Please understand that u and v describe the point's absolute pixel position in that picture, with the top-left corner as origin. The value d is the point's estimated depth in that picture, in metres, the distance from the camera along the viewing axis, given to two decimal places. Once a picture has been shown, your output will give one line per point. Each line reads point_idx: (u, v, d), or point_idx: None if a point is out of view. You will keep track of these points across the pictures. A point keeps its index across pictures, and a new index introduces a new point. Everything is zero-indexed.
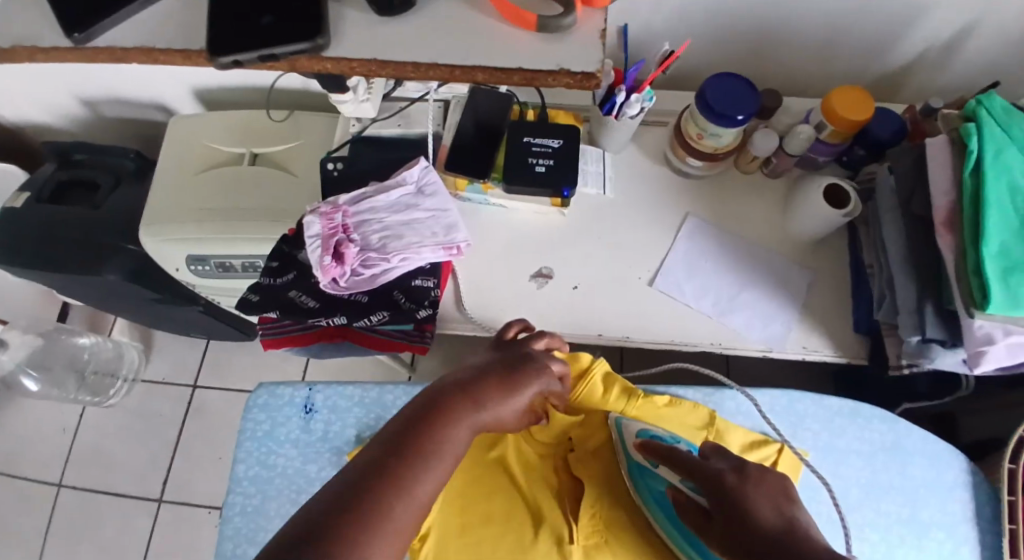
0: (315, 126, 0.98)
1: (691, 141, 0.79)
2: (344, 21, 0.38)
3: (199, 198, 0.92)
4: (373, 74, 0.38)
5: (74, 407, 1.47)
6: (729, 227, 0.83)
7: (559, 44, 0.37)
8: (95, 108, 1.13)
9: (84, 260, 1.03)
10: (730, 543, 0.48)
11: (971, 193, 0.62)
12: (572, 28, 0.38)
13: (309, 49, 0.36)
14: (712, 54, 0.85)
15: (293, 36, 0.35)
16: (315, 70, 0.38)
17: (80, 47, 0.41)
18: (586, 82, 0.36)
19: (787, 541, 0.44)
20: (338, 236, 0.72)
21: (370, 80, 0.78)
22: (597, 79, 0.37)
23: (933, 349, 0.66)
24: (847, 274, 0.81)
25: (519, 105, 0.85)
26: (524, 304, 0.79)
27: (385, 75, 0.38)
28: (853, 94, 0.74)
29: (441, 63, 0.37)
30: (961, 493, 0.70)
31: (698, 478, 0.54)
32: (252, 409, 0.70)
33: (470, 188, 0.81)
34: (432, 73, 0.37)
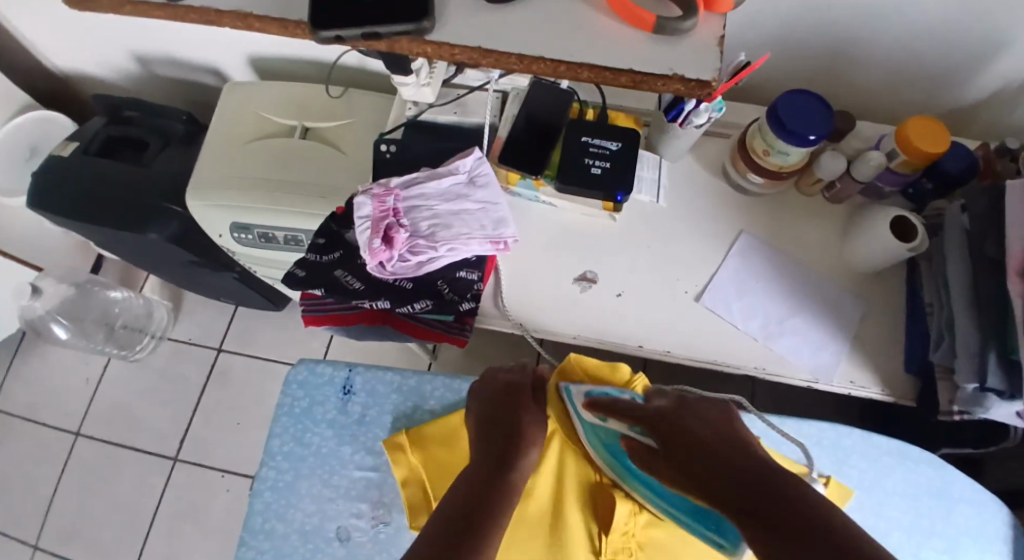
0: (368, 106, 0.97)
1: (756, 157, 0.77)
2: (446, 3, 0.36)
3: (248, 166, 0.92)
4: (474, 62, 0.36)
5: (100, 359, 1.50)
6: (785, 250, 0.81)
7: (674, 48, 0.35)
8: (152, 67, 1.14)
9: (129, 216, 1.03)
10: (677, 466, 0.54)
11: None
12: (690, 32, 0.35)
13: (415, 31, 0.34)
14: (783, 69, 0.82)
15: (397, 16, 0.34)
16: (414, 54, 0.36)
17: (172, 6, 0.40)
18: (702, 90, 0.34)
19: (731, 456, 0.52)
20: (388, 220, 0.71)
21: (433, 64, 0.76)
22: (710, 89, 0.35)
23: (989, 399, 0.64)
24: (902, 310, 0.78)
25: (579, 103, 0.84)
26: (566, 307, 0.78)
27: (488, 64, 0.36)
28: (930, 124, 0.71)
29: (546, 56, 0.35)
30: (1003, 548, 0.68)
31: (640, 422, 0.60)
32: (291, 384, 0.70)
33: (522, 183, 0.80)
34: (533, 67, 0.36)
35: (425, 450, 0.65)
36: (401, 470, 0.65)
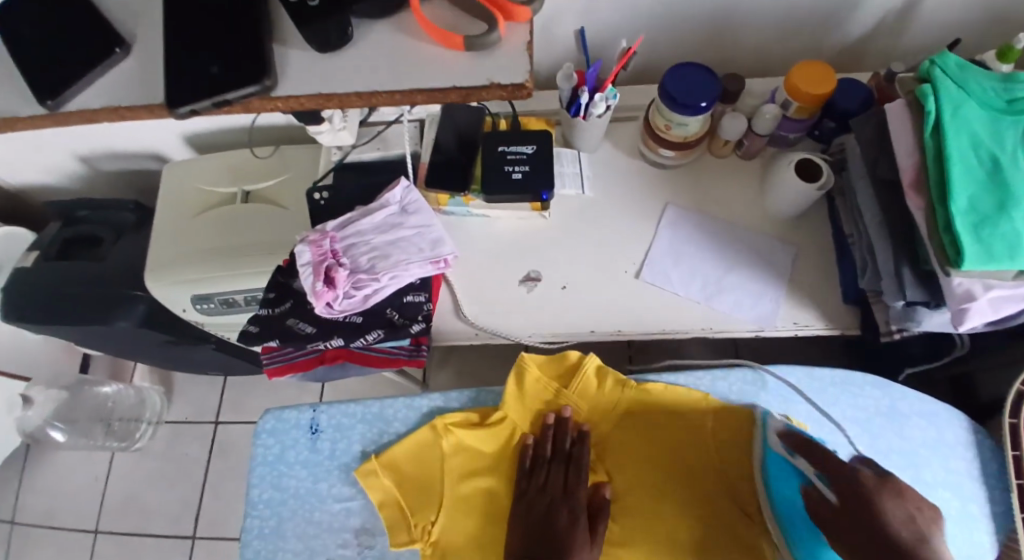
0: (300, 159, 1.01)
1: (661, 133, 0.81)
2: (288, 61, 0.40)
3: (197, 239, 0.96)
4: (321, 107, 0.40)
5: (103, 455, 1.51)
6: (711, 210, 0.85)
7: (488, 58, 0.39)
8: (94, 165, 1.17)
9: (96, 311, 1.07)
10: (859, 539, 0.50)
11: (935, 152, 0.62)
12: (498, 43, 0.39)
13: (258, 91, 0.38)
14: (674, 45, 0.87)
15: (240, 82, 0.38)
16: (269, 111, 0.40)
17: (56, 113, 0.44)
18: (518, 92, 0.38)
19: None
20: (328, 262, 0.74)
21: (345, 109, 0.80)
22: (527, 89, 0.39)
23: (919, 311, 0.67)
24: (830, 245, 0.81)
25: (492, 116, 0.88)
26: (516, 309, 0.81)
27: (333, 107, 0.40)
28: (814, 69, 0.75)
29: (380, 90, 0.39)
30: (964, 452, 0.71)
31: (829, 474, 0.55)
32: (261, 435, 0.73)
33: (452, 201, 0.84)
34: (374, 101, 0.40)
35: (397, 472, 0.68)
36: (377, 493, 0.68)
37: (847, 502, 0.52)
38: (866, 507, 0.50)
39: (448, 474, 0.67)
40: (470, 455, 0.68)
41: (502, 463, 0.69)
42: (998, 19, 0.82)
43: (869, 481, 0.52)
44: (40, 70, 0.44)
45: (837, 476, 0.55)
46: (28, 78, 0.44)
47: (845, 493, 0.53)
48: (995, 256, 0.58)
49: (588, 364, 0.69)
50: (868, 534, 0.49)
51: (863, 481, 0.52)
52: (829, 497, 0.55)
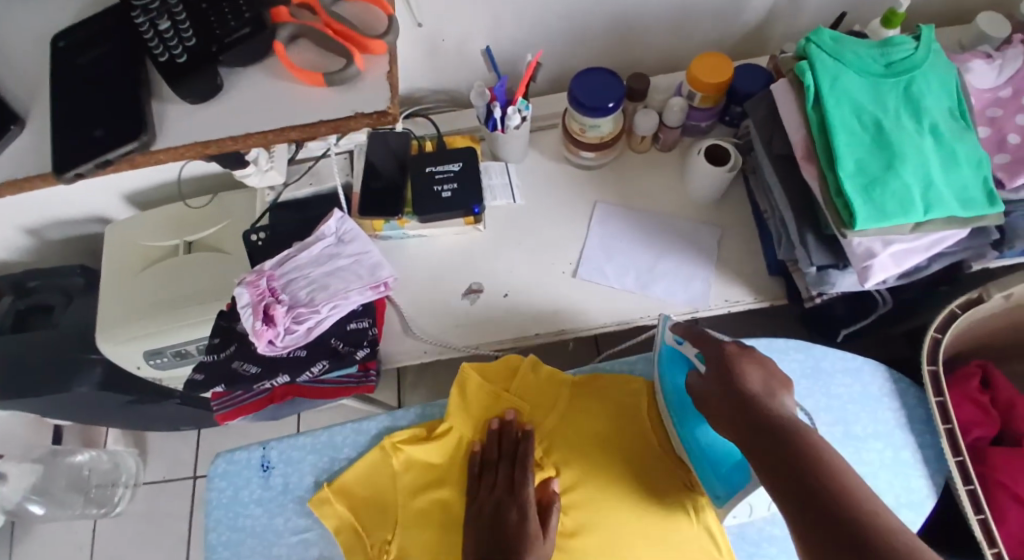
0: (238, 203, 1.03)
1: (577, 136, 0.84)
2: (168, 115, 0.43)
3: (142, 295, 0.96)
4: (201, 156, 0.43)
5: (83, 524, 1.49)
6: (636, 203, 0.88)
7: (350, 89, 0.43)
8: (39, 234, 1.17)
9: (51, 380, 1.06)
10: (723, 402, 0.59)
11: (819, 124, 0.66)
12: (359, 76, 0.43)
13: (138, 146, 0.40)
14: (582, 52, 0.90)
15: (119, 141, 0.40)
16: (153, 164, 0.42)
17: None
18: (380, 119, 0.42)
19: (761, 407, 0.55)
20: (266, 299, 0.75)
21: (269, 150, 0.82)
22: (391, 114, 0.42)
23: (830, 273, 0.71)
24: (750, 222, 0.85)
25: (417, 139, 0.91)
26: (461, 322, 0.83)
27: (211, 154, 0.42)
28: (709, 60, 0.79)
29: (254, 131, 0.42)
30: (890, 403, 0.74)
31: (703, 348, 0.63)
32: (213, 479, 0.73)
33: (387, 226, 0.86)
34: (252, 143, 0.42)
35: (350, 497, 0.70)
36: (332, 521, 0.69)
37: (714, 367, 0.60)
38: (730, 370, 0.59)
39: (402, 491, 0.69)
40: (421, 472, 0.70)
41: (453, 472, 0.71)
42: None
43: (751, 387, 0.57)
44: None
45: (723, 390, 0.59)
46: None
47: (760, 430, 0.54)
48: (884, 213, 0.61)
49: (526, 364, 0.73)
50: (769, 456, 0.52)
51: (727, 349, 0.61)
52: (716, 396, 0.59)
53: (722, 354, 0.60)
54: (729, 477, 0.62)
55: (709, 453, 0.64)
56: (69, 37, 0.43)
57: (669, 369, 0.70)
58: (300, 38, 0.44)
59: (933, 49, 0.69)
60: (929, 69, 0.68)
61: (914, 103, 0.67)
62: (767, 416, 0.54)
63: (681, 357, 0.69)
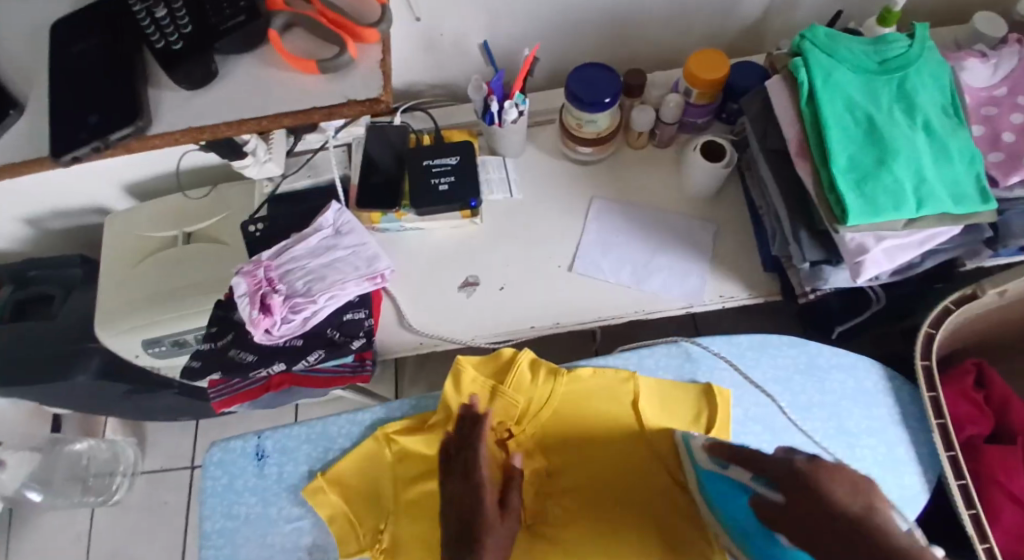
0: (237, 195, 1.03)
1: (574, 131, 0.85)
2: (162, 102, 0.43)
3: (141, 285, 0.97)
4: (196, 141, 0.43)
5: (81, 514, 1.50)
6: (633, 199, 0.89)
7: (342, 78, 0.43)
8: (39, 225, 1.18)
9: (51, 368, 1.07)
10: (795, 526, 0.45)
11: (812, 120, 0.66)
12: (352, 64, 0.43)
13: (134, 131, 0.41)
14: (580, 47, 0.90)
15: (115, 125, 0.40)
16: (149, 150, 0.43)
17: None
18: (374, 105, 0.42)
19: (850, 524, 0.42)
20: (263, 289, 0.76)
21: (268, 141, 0.82)
22: (383, 101, 0.43)
23: (824, 269, 0.71)
24: (745, 218, 0.85)
25: (416, 133, 0.91)
26: (457, 315, 0.83)
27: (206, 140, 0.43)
28: (705, 56, 0.79)
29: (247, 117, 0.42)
30: (884, 399, 0.75)
31: (769, 471, 0.49)
32: (208, 467, 0.73)
33: (384, 219, 0.86)
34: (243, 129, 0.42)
35: (345, 486, 0.70)
36: (326, 509, 0.69)
37: (789, 490, 0.46)
38: (811, 487, 0.44)
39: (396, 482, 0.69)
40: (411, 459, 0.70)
41: None
42: None
43: (847, 510, 0.42)
44: None
45: (796, 513, 0.45)
46: None
47: (848, 553, 0.41)
48: (876, 209, 0.62)
49: (522, 357, 0.72)
50: (831, 553, 0.42)
51: (795, 464, 0.47)
52: (810, 544, 0.43)
53: (793, 475, 0.46)
54: None
55: None
56: (65, 25, 0.44)
57: (726, 504, 0.57)
58: (293, 24, 0.45)
59: (926, 47, 0.69)
60: (922, 66, 0.69)
61: (907, 99, 0.67)
62: (873, 548, 0.40)
63: (726, 484, 0.57)
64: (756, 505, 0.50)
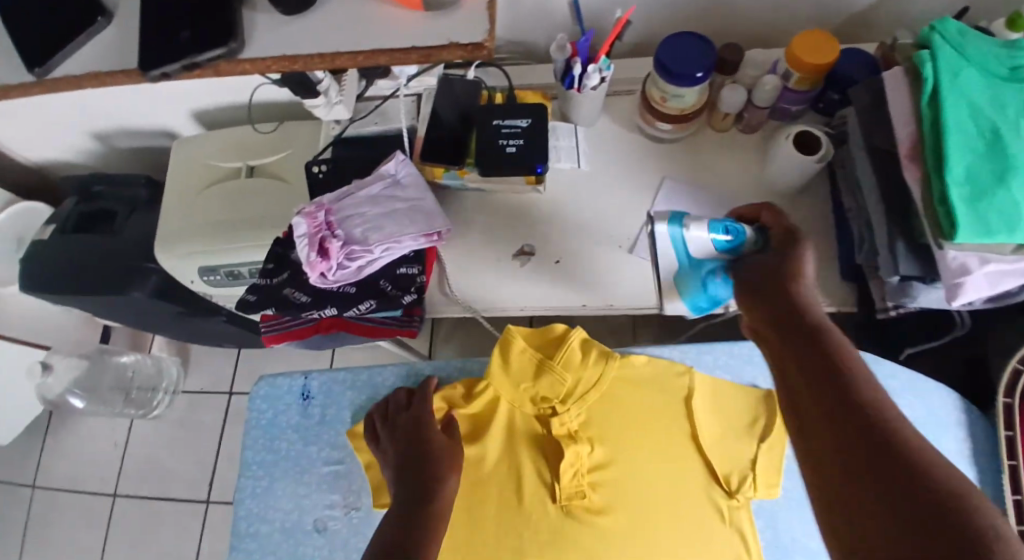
0: (301, 133, 1.02)
1: (657, 105, 0.80)
2: (256, 27, 0.42)
3: (202, 213, 0.98)
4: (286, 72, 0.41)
5: (123, 423, 1.58)
6: (708, 183, 0.84)
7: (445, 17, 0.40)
8: (108, 141, 1.20)
9: (109, 282, 1.10)
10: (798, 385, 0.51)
11: (931, 122, 0.61)
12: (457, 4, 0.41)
13: (225, 52, 0.39)
14: (673, 15, 0.85)
15: (209, 43, 0.39)
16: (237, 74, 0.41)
17: (43, 81, 0.45)
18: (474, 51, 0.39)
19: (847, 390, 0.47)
20: (323, 233, 0.75)
21: (341, 83, 0.81)
22: (487, 49, 0.40)
23: (914, 286, 0.66)
24: (827, 220, 0.80)
25: (488, 90, 0.88)
26: (510, 282, 0.81)
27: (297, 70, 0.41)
28: (812, 38, 0.73)
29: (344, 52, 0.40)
30: (955, 431, 0.71)
31: (780, 275, 0.59)
32: (254, 399, 0.74)
33: (446, 175, 0.83)
34: (337, 62, 0.40)
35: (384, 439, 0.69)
36: (365, 456, 0.70)
37: (763, 281, 0.60)
38: (812, 331, 0.53)
39: None
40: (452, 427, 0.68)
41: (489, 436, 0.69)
42: None
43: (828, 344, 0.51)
44: (29, 38, 0.45)
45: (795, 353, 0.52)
46: (15, 42, 0.45)
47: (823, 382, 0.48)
48: (989, 228, 0.56)
49: (574, 337, 0.68)
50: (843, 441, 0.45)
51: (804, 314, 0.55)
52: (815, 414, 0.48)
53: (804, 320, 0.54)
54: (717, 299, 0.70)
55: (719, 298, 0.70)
56: None
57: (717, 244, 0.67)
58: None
59: None
60: None
61: None
62: (863, 417, 0.45)
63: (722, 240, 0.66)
64: (742, 269, 0.64)
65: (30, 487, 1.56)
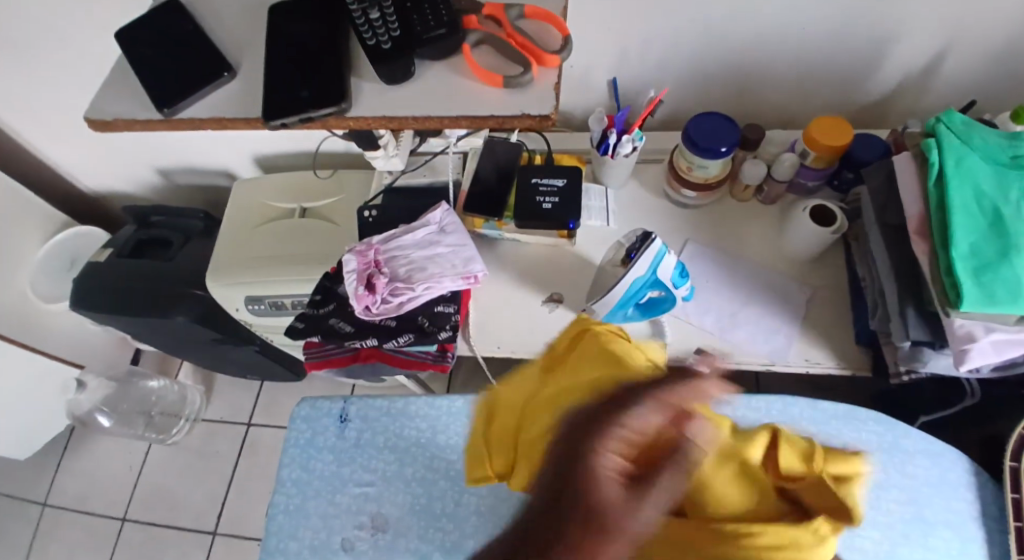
0: (354, 182, 1.11)
1: (683, 174, 0.88)
2: (361, 89, 0.52)
3: (255, 246, 1.06)
4: (384, 126, 0.52)
5: (140, 446, 1.61)
6: (730, 249, 0.90)
7: (520, 93, 0.50)
8: (170, 176, 1.30)
9: (157, 305, 1.17)
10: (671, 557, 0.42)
11: (937, 201, 0.68)
12: (530, 82, 0.51)
13: (337, 110, 0.50)
14: (700, 96, 0.94)
15: (324, 103, 0.50)
16: (342, 127, 0.52)
17: (168, 119, 0.54)
18: (542, 121, 0.49)
19: None
20: (371, 270, 0.82)
21: (398, 138, 0.88)
22: (551, 119, 0.50)
23: (924, 351, 0.70)
24: (843, 287, 0.85)
25: (529, 152, 0.96)
26: (539, 326, 0.87)
27: (395, 127, 0.52)
28: (831, 123, 0.81)
29: (432, 115, 0.51)
30: (966, 494, 0.74)
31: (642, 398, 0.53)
32: (295, 420, 0.81)
33: (486, 225, 0.91)
34: (427, 123, 0.51)
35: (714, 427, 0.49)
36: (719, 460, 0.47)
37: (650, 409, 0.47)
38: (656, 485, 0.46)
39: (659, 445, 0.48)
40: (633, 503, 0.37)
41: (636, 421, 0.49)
42: (1012, 84, 0.86)
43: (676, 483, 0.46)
44: (163, 85, 0.54)
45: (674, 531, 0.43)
46: (149, 87, 0.54)
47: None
48: (992, 299, 0.62)
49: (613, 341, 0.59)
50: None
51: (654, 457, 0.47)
52: None
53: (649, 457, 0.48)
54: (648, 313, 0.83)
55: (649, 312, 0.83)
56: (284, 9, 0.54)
57: (649, 279, 0.76)
58: (483, 44, 0.52)
59: None
60: None
61: None
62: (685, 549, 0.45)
63: (654, 277, 0.76)
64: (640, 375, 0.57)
65: (42, 505, 1.58)
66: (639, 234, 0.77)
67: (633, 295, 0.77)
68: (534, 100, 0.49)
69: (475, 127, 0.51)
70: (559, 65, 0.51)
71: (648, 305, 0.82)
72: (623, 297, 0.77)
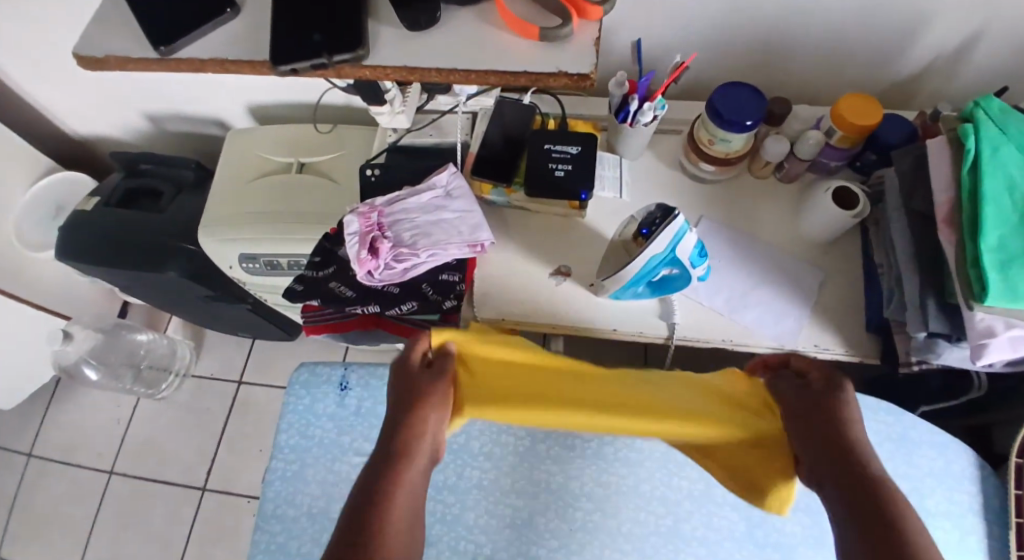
0: (354, 139, 1.06)
1: (703, 147, 0.84)
2: (380, 36, 0.48)
3: (249, 202, 1.02)
4: (404, 78, 0.48)
5: (128, 399, 1.58)
6: (743, 228, 0.87)
7: (558, 50, 0.46)
8: (160, 123, 1.24)
9: (148, 259, 1.13)
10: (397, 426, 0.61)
11: (969, 190, 0.65)
12: (569, 38, 0.47)
13: (353, 58, 0.46)
14: (725, 66, 0.89)
15: (339, 49, 0.46)
16: (357, 76, 0.48)
17: (164, 59, 0.49)
18: (580, 81, 0.45)
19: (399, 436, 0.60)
20: (374, 233, 0.78)
21: (405, 93, 0.84)
22: (590, 80, 0.46)
23: (939, 344, 0.69)
24: (858, 272, 0.83)
25: (541, 115, 0.91)
26: (545, 301, 0.84)
27: (413, 79, 0.47)
28: (862, 101, 0.77)
29: (458, 68, 0.46)
30: (969, 486, 0.74)
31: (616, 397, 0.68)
32: (294, 384, 0.79)
33: (494, 191, 0.87)
34: (450, 77, 0.47)
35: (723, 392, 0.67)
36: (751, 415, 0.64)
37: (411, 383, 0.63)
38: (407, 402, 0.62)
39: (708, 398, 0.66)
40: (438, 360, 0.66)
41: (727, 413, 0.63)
42: None
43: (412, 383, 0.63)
44: (161, 20, 0.49)
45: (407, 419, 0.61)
46: (145, 22, 0.49)
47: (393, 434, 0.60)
48: (1019, 293, 0.60)
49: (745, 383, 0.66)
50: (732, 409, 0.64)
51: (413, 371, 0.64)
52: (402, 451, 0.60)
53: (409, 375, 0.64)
54: (661, 291, 0.80)
55: (661, 289, 0.79)
56: None
57: (668, 254, 0.72)
58: None
59: None
60: None
61: None
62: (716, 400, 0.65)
63: (674, 251, 0.72)
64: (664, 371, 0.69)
65: (27, 455, 1.56)
66: (655, 207, 0.75)
67: (650, 271, 0.74)
68: (571, 57, 0.46)
69: (504, 84, 0.47)
70: (600, 20, 0.47)
71: (661, 282, 0.78)
72: (638, 270, 0.74)
